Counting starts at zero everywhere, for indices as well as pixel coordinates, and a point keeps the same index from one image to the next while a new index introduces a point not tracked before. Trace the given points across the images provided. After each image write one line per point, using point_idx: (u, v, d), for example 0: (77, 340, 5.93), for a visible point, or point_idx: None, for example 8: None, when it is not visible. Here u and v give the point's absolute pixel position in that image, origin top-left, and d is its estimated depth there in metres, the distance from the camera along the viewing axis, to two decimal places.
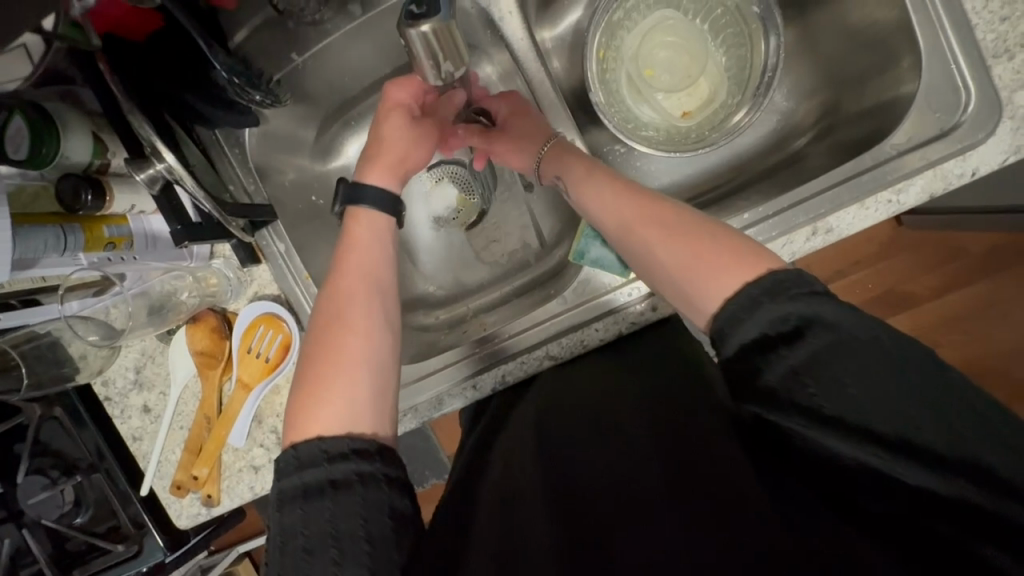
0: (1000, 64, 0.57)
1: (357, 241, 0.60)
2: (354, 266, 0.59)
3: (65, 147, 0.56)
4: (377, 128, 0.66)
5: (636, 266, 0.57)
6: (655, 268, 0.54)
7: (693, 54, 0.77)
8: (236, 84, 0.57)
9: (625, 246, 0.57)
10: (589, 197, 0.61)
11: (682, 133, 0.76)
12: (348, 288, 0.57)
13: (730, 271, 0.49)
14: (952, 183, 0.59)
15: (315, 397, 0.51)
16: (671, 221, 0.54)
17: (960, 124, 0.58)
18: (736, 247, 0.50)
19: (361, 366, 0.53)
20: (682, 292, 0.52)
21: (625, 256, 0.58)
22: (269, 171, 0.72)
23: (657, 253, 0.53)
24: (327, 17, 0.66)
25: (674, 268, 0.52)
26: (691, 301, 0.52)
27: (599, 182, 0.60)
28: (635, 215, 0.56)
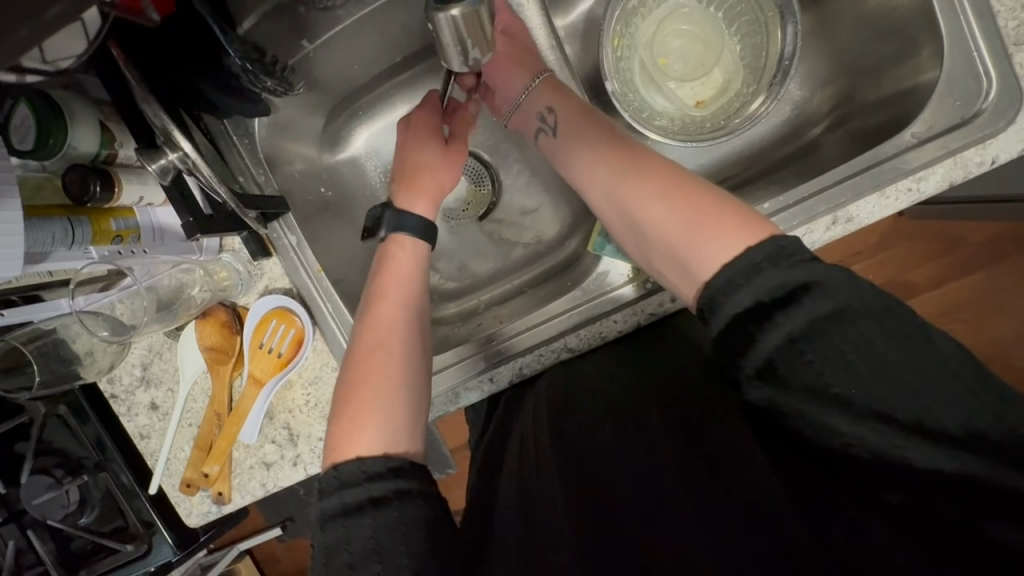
0: (1021, 52, 0.58)
1: (397, 270, 0.62)
2: (393, 294, 0.60)
3: (73, 137, 0.54)
4: (407, 156, 0.68)
5: (627, 231, 0.56)
6: (650, 233, 0.54)
7: (707, 43, 0.76)
8: (250, 71, 0.55)
9: (618, 207, 0.57)
10: (581, 166, 0.61)
11: (696, 122, 0.75)
12: (388, 317, 0.59)
13: (729, 239, 0.48)
14: (974, 171, 0.59)
15: (355, 421, 0.52)
16: (664, 179, 0.54)
17: (981, 112, 0.58)
18: (734, 214, 0.50)
19: (401, 389, 0.54)
20: (678, 252, 0.51)
21: (615, 221, 0.58)
22: (277, 161, 0.70)
23: (652, 212, 0.54)
24: (339, 3, 0.64)
25: (670, 230, 0.52)
26: (687, 264, 0.51)
27: (592, 147, 0.60)
28: (628, 177, 0.56)
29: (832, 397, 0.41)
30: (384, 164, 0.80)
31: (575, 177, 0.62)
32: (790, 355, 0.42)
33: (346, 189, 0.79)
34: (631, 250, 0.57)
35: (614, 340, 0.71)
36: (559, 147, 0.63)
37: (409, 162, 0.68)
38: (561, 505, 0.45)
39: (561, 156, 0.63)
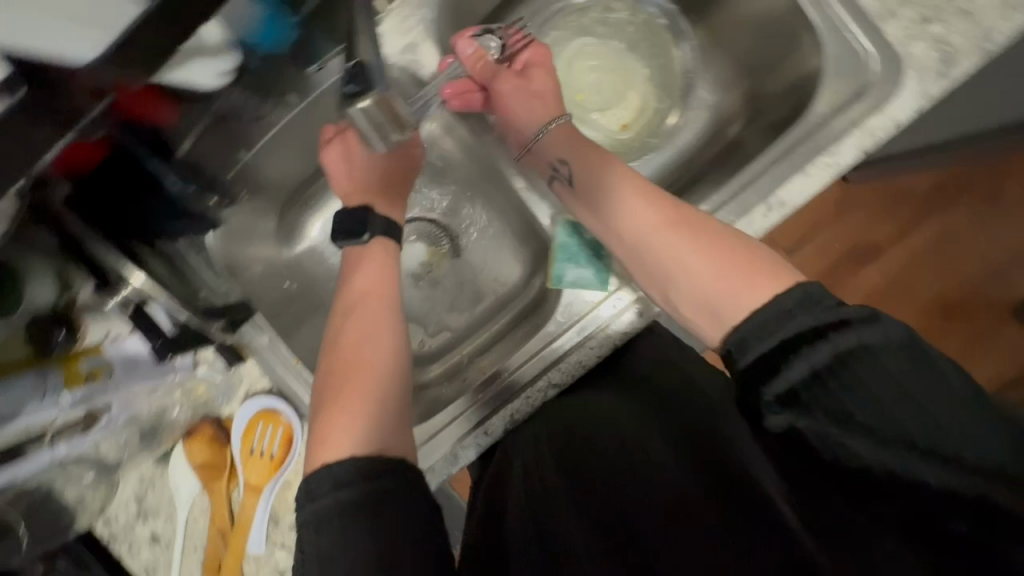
0: (888, 24, 0.63)
1: (367, 280, 0.63)
2: (368, 295, 0.62)
3: (29, 292, 0.55)
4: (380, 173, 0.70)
5: (655, 279, 0.57)
6: (681, 286, 0.55)
7: (616, 70, 0.82)
8: (192, 192, 0.60)
9: (648, 256, 0.57)
10: (607, 204, 0.61)
11: (625, 144, 0.80)
12: (363, 314, 0.60)
13: (755, 287, 0.50)
14: (881, 137, 0.62)
15: (340, 418, 0.51)
16: (691, 230, 0.56)
17: (871, 83, 0.63)
18: (757, 261, 0.53)
19: (378, 387, 0.54)
20: (708, 303, 0.53)
21: (640, 269, 0.58)
22: (237, 266, 0.72)
23: (682, 263, 0.55)
24: (268, 110, 0.67)
25: (705, 279, 0.53)
26: (717, 317, 0.52)
27: (608, 179, 0.62)
28: (658, 224, 0.57)
29: (837, 407, 0.41)
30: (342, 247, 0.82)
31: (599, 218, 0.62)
32: (802, 380, 0.43)
33: (311, 278, 0.81)
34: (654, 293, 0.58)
35: (593, 366, 0.69)
36: (583, 193, 0.64)
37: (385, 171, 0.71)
38: (580, 541, 0.46)
39: (583, 200, 0.63)
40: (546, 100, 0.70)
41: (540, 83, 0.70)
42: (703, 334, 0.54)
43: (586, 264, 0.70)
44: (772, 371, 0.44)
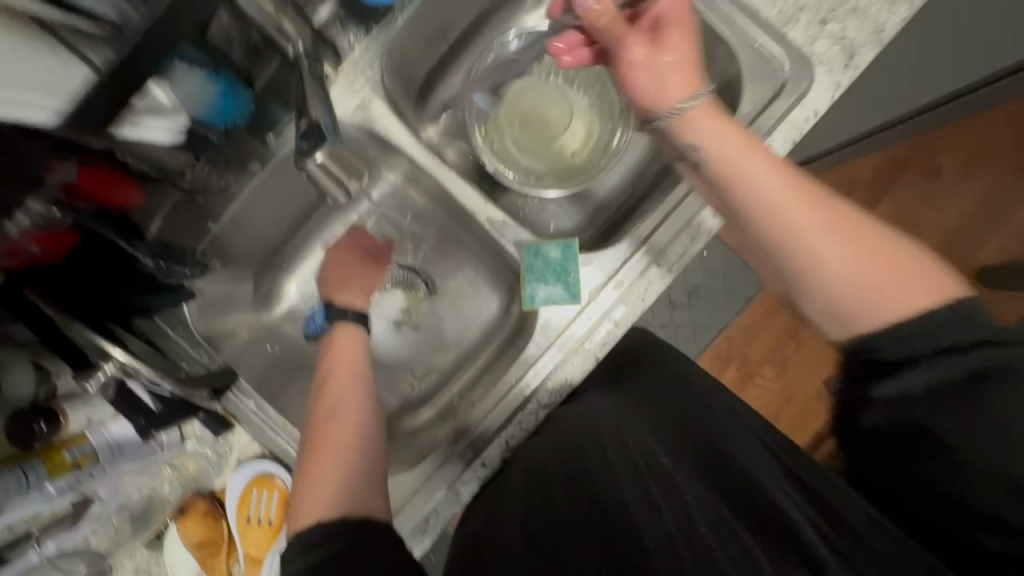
0: (791, 29, 0.69)
1: (335, 361, 0.64)
2: (337, 370, 0.63)
3: (7, 386, 0.56)
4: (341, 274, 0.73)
5: (778, 259, 0.51)
6: (821, 273, 0.49)
7: (559, 105, 0.87)
8: (163, 267, 0.61)
9: (759, 238, 0.52)
10: (751, 182, 0.52)
11: (577, 169, 0.85)
12: (335, 383, 0.63)
13: (908, 296, 0.46)
14: (806, 127, 0.68)
15: (313, 488, 0.56)
16: (845, 221, 0.49)
17: (786, 81, 0.68)
18: (922, 264, 0.47)
19: (351, 454, 0.58)
20: (842, 301, 0.48)
21: (760, 244, 0.52)
22: (217, 337, 0.73)
23: (836, 248, 0.48)
24: (231, 182, 0.69)
25: (846, 268, 0.48)
26: (875, 300, 0.47)
27: (732, 155, 0.54)
28: (818, 208, 0.50)
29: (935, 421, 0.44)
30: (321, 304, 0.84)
31: (736, 185, 0.53)
32: (909, 388, 0.44)
33: (292, 340, 0.82)
34: (763, 264, 0.55)
35: (578, 383, 0.70)
36: (703, 159, 0.56)
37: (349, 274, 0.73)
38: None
39: (730, 166, 0.53)
40: (673, 80, 0.57)
41: (678, 53, 0.56)
42: (797, 304, 0.52)
43: (554, 279, 0.70)
44: (893, 368, 0.46)
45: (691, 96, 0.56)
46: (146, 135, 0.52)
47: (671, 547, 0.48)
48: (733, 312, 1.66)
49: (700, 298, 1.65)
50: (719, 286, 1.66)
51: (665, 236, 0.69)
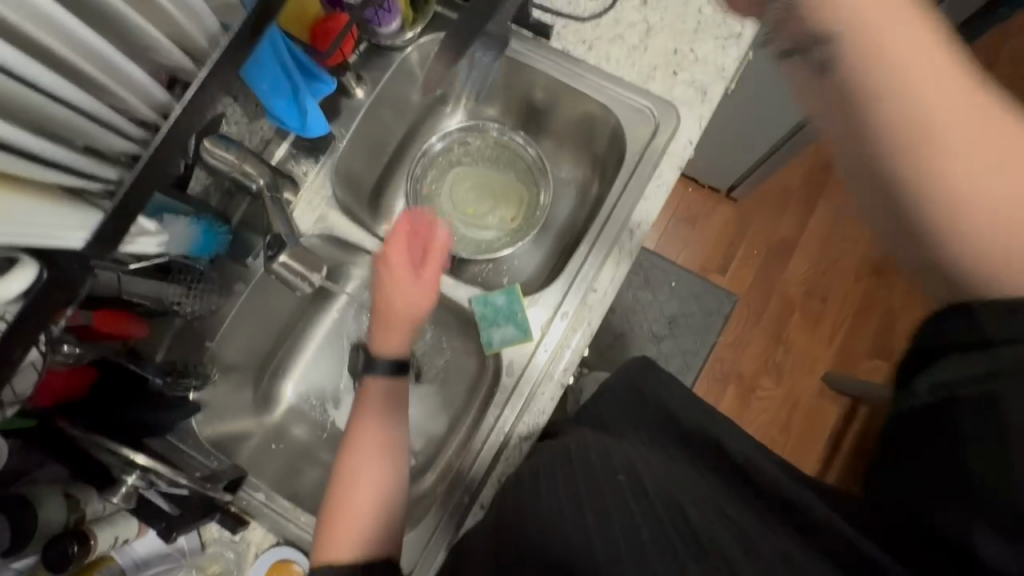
0: (652, 83, 0.86)
1: (366, 409, 0.70)
2: (370, 423, 0.69)
3: (43, 516, 0.62)
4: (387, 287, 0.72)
5: (898, 165, 0.39)
6: (948, 198, 0.38)
7: (485, 183, 1.01)
8: (169, 381, 0.71)
9: (879, 132, 0.39)
10: (862, 24, 0.38)
11: (518, 229, 0.98)
12: (365, 442, 0.68)
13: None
14: (686, 154, 0.83)
15: (334, 535, 0.63)
16: (998, 129, 0.37)
17: (659, 123, 0.84)
18: None
19: (375, 504, 0.64)
20: (958, 248, 0.39)
21: (855, 145, 0.41)
22: (225, 443, 0.81)
23: (982, 154, 0.37)
24: (220, 303, 0.79)
25: (994, 191, 0.37)
26: (993, 262, 0.38)
27: (910, 75, 0.37)
28: (954, 99, 0.37)
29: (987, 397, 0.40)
30: (317, 397, 0.93)
31: (898, 79, 0.38)
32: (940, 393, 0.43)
33: (297, 438, 0.90)
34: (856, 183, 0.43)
35: (552, 412, 0.78)
36: (832, 27, 0.39)
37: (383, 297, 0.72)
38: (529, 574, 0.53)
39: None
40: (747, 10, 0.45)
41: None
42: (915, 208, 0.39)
43: (506, 322, 0.79)
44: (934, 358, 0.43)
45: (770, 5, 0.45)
46: (142, 244, 0.56)
47: (620, 559, 0.50)
48: (716, 332, 1.71)
49: (681, 325, 1.70)
50: (696, 310, 1.72)
51: (593, 265, 0.81)
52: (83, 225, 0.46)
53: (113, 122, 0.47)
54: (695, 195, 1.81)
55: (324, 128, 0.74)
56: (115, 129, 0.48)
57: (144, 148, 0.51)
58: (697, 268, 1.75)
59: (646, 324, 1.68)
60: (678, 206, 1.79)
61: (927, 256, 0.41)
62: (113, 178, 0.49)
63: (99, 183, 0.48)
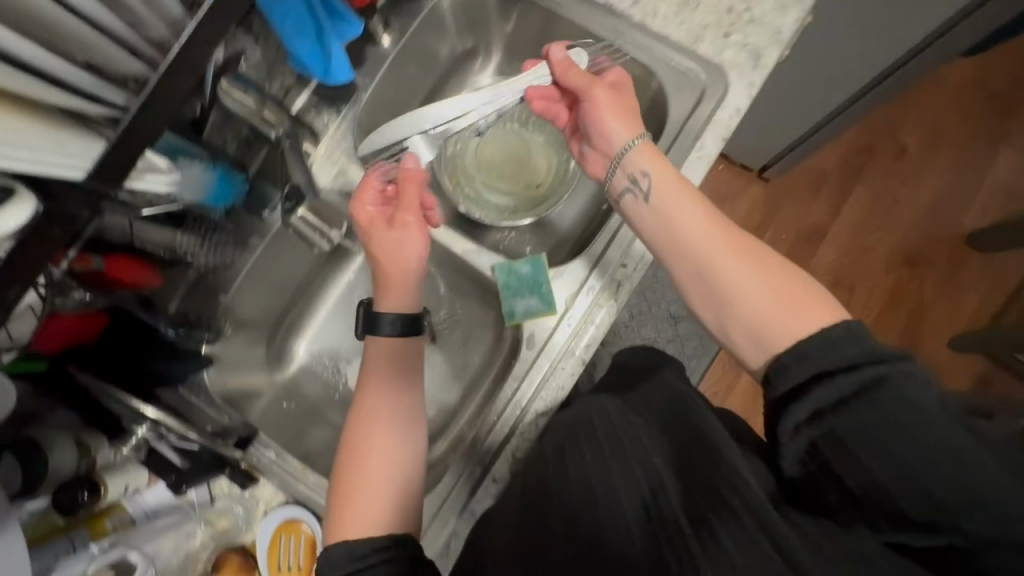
0: (700, 45, 0.79)
1: (378, 376, 0.65)
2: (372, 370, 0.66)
3: (52, 462, 0.61)
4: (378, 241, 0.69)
5: (692, 268, 0.62)
6: (726, 290, 0.59)
7: (512, 146, 0.96)
8: (182, 334, 0.69)
9: (682, 250, 0.63)
10: (664, 201, 0.65)
11: (543, 196, 0.93)
12: (367, 396, 0.64)
13: (800, 312, 0.56)
14: (732, 124, 0.77)
15: (349, 504, 0.57)
16: (745, 251, 0.61)
17: (705, 88, 0.77)
18: (802, 292, 0.58)
19: (393, 461, 0.60)
20: (747, 310, 0.58)
21: (670, 261, 0.64)
22: (239, 400, 0.80)
23: (740, 266, 0.59)
24: (234, 257, 0.77)
25: (748, 292, 0.58)
26: (771, 321, 0.56)
27: (685, 208, 0.64)
28: (717, 234, 0.62)
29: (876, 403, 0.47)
30: (330, 358, 0.90)
31: (674, 224, 0.64)
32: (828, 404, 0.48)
33: (308, 398, 0.88)
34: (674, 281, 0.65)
35: (570, 389, 0.75)
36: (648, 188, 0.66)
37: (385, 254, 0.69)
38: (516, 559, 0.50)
39: (662, 187, 0.65)
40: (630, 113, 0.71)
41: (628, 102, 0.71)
42: (703, 319, 0.62)
43: (529, 293, 0.76)
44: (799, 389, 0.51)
45: (636, 139, 0.69)
46: (148, 182, 0.55)
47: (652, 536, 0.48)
48: None
49: None
50: None
51: (624, 238, 0.77)
52: (89, 152, 0.44)
53: (118, 33, 0.46)
54: None
55: (349, 76, 0.68)
56: (124, 47, 0.47)
57: (153, 70, 0.49)
58: None
59: (664, 305, 1.64)
60: None
61: (728, 314, 0.59)
62: (127, 96, 0.48)
63: (110, 105, 0.47)
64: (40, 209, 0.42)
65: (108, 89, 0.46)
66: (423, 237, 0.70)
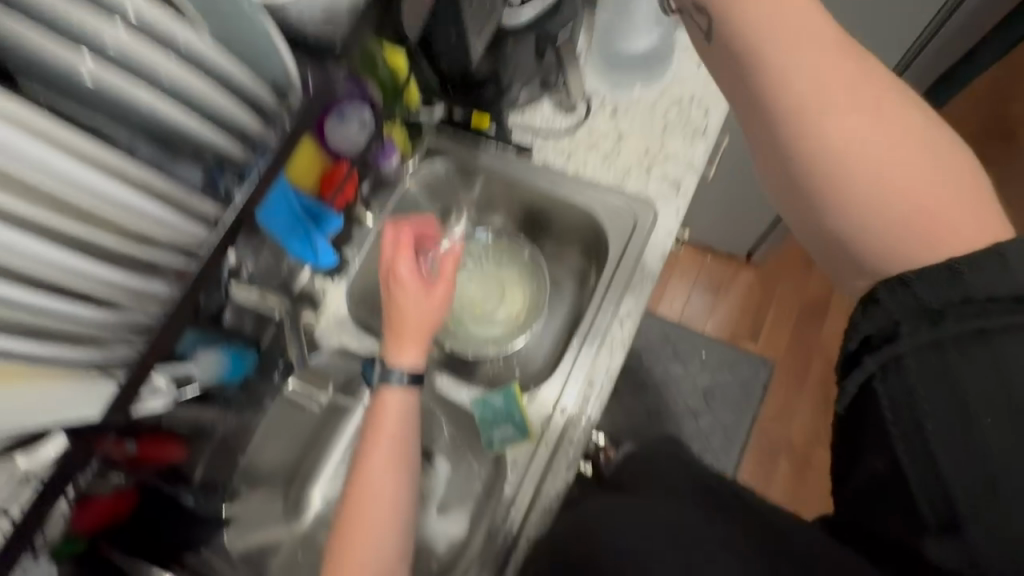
0: (630, 183, 0.93)
1: (375, 443, 0.69)
2: (383, 431, 0.69)
3: None
4: (396, 298, 0.74)
5: (783, 171, 0.54)
6: (850, 184, 0.50)
7: (492, 280, 1.07)
8: (200, 500, 0.79)
9: (792, 141, 0.52)
10: (759, 68, 0.51)
11: (521, 324, 1.03)
12: (374, 451, 0.68)
13: (944, 203, 0.48)
14: (668, 244, 0.89)
15: (348, 555, 0.64)
16: (878, 113, 0.50)
17: (637, 219, 0.90)
18: (943, 170, 0.49)
19: (390, 518, 0.66)
20: (865, 224, 0.50)
21: (783, 129, 0.52)
22: (256, 555, 0.86)
23: (878, 143, 0.49)
24: (253, 420, 0.89)
25: (876, 156, 0.49)
26: (891, 226, 0.49)
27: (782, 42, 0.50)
28: (842, 101, 0.50)
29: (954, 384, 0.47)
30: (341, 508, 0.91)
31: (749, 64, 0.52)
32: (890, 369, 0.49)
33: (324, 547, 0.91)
34: (771, 163, 0.55)
35: (565, 493, 0.81)
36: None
37: (397, 309, 0.74)
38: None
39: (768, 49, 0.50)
40: None
41: None
42: (787, 217, 0.57)
43: (505, 422, 0.83)
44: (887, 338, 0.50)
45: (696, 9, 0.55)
46: (149, 408, 0.59)
47: None
48: (756, 402, 1.66)
49: (716, 398, 1.66)
50: (730, 381, 1.68)
51: (586, 357, 0.85)
52: (98, 396, 0.50)
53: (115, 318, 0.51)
54: (715, 263, 1.82)
55: (334, 259, 0.86)
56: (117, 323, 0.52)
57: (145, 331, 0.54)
58: (727, 336, 1.75)
59: (680, 399, 1.65)
60: (702, 273, 1.82)
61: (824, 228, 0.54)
62: (130, 350, 0.54)
63: (105, 361, 0.52)
64: (69, 440, 0.52)
65: (113, 347, 0.53)
66: (436, 314, 0.75)
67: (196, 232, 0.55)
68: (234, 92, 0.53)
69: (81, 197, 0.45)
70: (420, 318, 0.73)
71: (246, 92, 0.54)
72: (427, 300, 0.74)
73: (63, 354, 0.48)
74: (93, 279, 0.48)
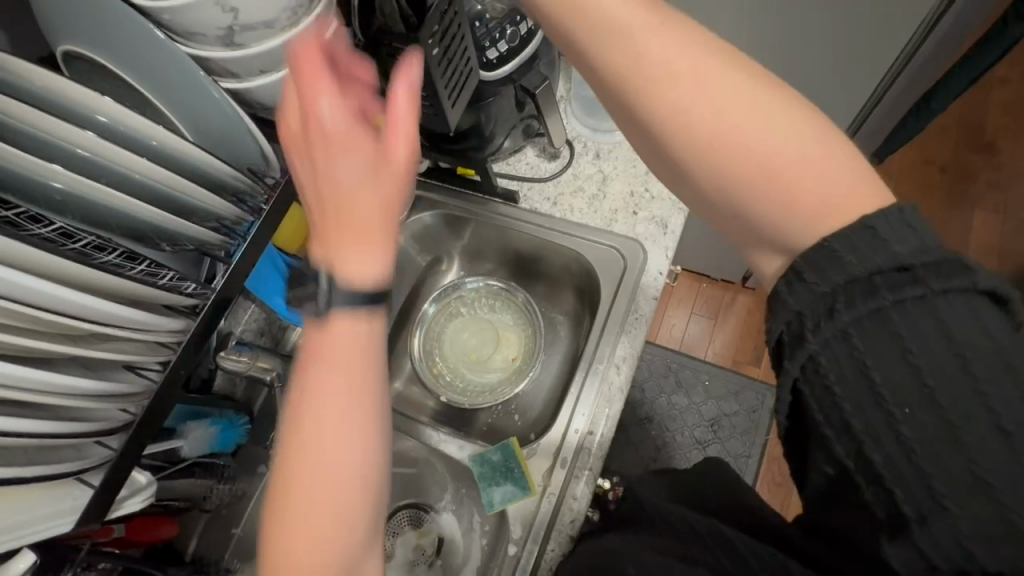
0: (617, 223, 0.93)
1: (317, 393, 0.43)
2: (330, 379, 0.43)
3: None
4: (321, 135, 0.43)
5: (657, 159, 0.46)
6: (712, 165, 0.42)
7: (486, 327, 1.06)
8: None
9: (646, 115, 0.43)
10: (589, 53, 0.44)
11: (518, 369, 1.02)
12: (318, 407, 0.43)
13: (812, 152, 0.40)
14: (659, 285, 0.89)
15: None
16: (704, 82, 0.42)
17: (626, 260, 0.90)
18: (798, 127, 0.41)
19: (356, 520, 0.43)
20: (735, 191, 0.41)
21: (650, 137, 0.45)
22: None
23: (720, 122, 0.41)
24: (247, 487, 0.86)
25: (720, 126, 0.41)
26: (759, 214, 0.41)
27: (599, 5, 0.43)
28: (681, 81, 0.42)
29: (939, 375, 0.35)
30: None
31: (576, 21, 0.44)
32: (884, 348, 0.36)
33: None
34: (654, 162, 0.46)
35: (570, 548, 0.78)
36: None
37: (322, 176, 0.44)
38: None
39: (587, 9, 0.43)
40: None
41: None
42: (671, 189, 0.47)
43: (503, 481, 0.81)
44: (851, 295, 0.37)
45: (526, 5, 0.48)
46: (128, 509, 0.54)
47: None
48: (767, 429, 1.60)
49: (725, 428, 1.60)
50: (738, 410, 1.63)
51: (584, 403, 0.83)
52: (67, 506, 0.46)
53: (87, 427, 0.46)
54: (711, 290, 1.83)
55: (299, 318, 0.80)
56: (96, 429, 0.47)
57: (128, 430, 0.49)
58: (729, 363, 1.74)
59: (687, 430, 1.60)
60: (698, 301, 1.83)
61: (706, 205, 0.44)
62: (110, 454, 0.48)
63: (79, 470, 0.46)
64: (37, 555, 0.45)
65: (90, 453, 0.48)
66: (392, 186, 0.44)
67: (179, 327, 0.50)
68: (212, 176, 0.50)
69: (50, 312, 0.40)
70: (372, 196, 0.44)
71: (228, 175, 0.51)
72: (364, 153, 0.43)
73: (38, 477, 0.43)
74: (64, 389, 0.43)
